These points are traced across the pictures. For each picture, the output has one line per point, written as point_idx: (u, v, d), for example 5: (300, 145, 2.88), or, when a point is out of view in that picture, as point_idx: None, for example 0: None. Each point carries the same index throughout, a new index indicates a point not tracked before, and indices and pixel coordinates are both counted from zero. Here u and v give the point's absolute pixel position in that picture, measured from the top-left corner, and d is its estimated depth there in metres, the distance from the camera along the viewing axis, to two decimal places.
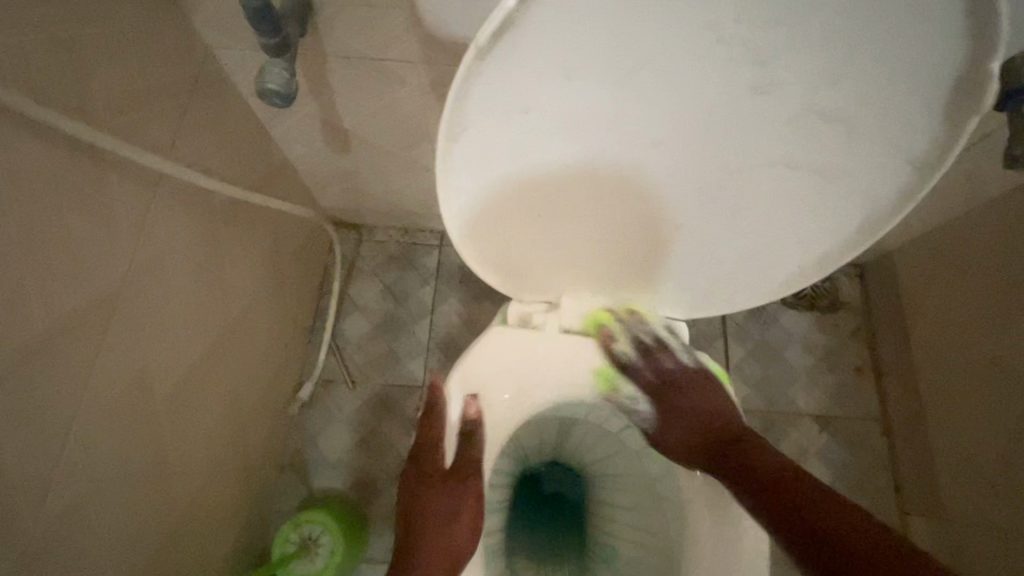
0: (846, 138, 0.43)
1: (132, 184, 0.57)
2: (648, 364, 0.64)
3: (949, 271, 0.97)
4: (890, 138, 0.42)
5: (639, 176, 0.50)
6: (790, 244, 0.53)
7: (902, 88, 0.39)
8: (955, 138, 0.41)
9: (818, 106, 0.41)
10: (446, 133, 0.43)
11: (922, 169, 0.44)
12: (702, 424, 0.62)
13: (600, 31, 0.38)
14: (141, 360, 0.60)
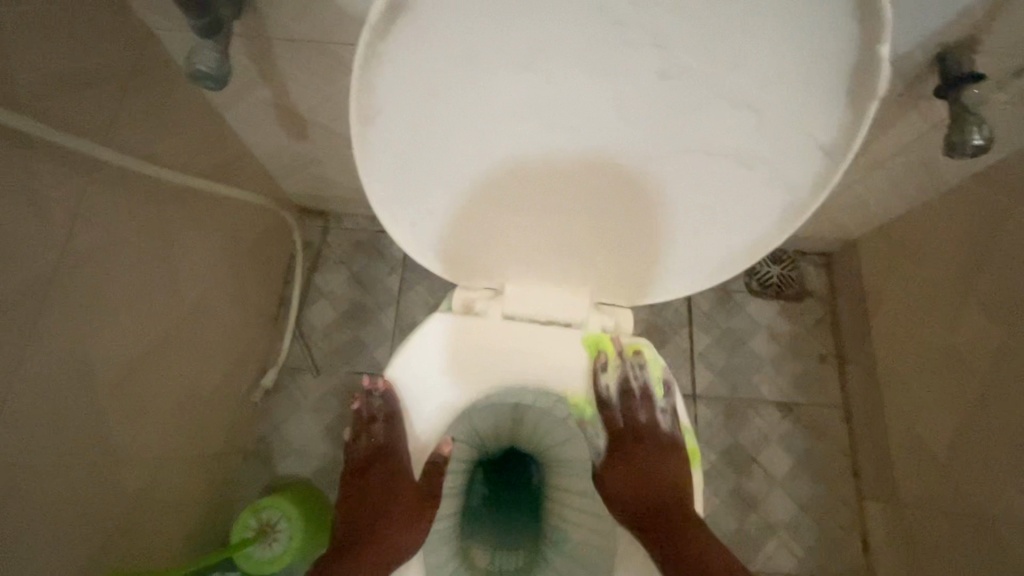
0: (754, 124, 0.43)
1: (70, 170, 0.57)
2: (629, 411, 0.66)
3: (911, 260, 0.97)
4: (797, 124, 0.43)
5: (564, 164, 0.50)
6: (722, 231, 0.53)
7: (798, 72, 0.40)
8: (857, 122, 0.41)
9: (723, 91, 0.42)
10: (357, 114, 0.43)
11: (835, 153, 0.44)
12: (655, 484, 0.64)
13: (497, 12, 0.39)
14: (84, 345, 0.61)
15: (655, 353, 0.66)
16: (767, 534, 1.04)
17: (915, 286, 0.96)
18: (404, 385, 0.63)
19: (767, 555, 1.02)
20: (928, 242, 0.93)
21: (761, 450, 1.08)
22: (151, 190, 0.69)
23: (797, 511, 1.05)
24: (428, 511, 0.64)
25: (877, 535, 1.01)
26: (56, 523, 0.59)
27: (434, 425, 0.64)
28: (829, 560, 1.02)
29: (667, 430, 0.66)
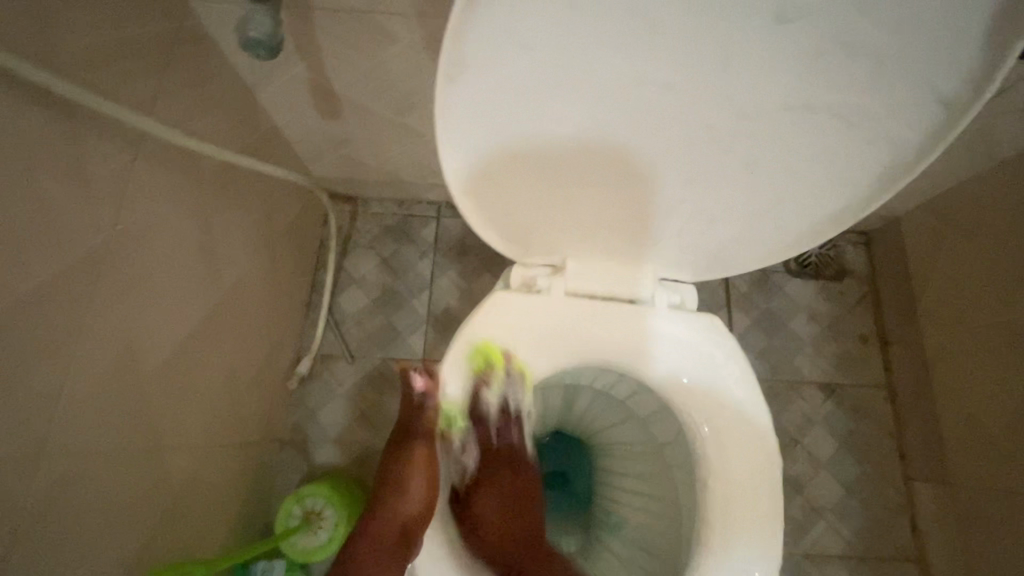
0: (874, 73, 0.40)
1: (112, 146, 0.54)
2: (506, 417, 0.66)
3: (961, 235, 0.94)
4: (921, 73, 0.39)
5: (645, 128, 0.47)
6: (807, 198, 0.51)
7: (939, 15, 0.36)
8: (992, 70, 0.38)
9: (845, 36, 0.38)
10: (444, 69, 0.41)
11: (952, 106, 0.41)
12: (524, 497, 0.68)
13: None
14: (130, 331, 0.59)
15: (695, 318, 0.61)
16: (814, 518, 1.02)
17: (966, 260, 0.93)
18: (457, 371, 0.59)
19: (814, 539, 1.01)
20: (981, 214, 0.90)
21: (805, 432, 1.06)
22: (188, 168, 0.66)
23: (844, 494, 1.03)
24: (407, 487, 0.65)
25: (926, 517, 0.99)
26: (107, 511, 0.58)
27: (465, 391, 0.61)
28: (877, 542, 1.00)
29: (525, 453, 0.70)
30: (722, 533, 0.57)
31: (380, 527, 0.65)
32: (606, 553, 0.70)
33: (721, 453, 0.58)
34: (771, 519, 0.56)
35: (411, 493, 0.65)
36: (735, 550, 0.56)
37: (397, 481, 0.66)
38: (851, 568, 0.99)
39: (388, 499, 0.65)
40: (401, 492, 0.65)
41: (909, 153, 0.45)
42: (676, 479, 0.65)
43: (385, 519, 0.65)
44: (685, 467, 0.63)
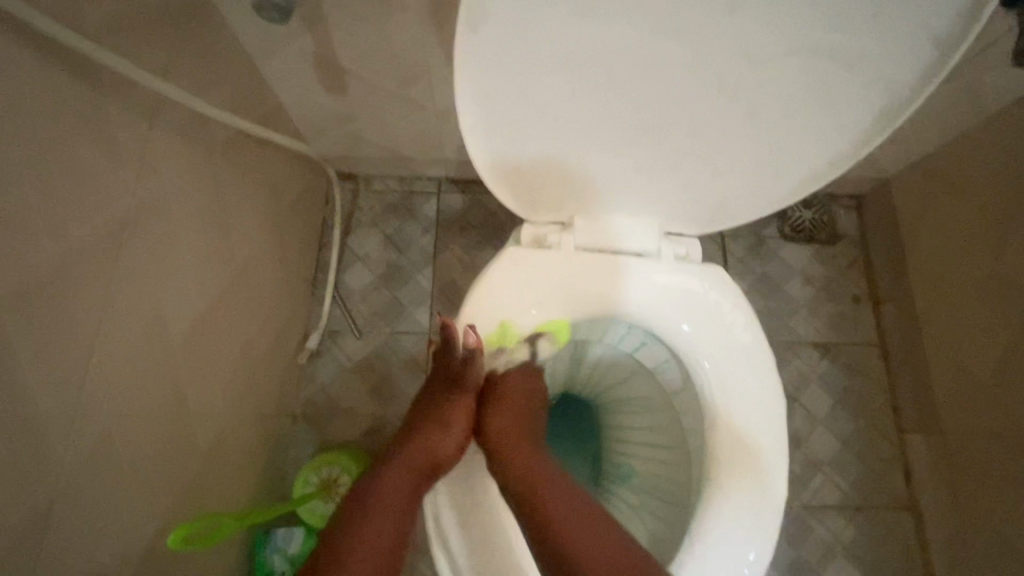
0: (873, 14, 0.42)
1: (131, 114, 0.55)
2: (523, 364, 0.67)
3: (951, 193, 0.97)
4: (918, 13, 0.41)
5: (654, 77, 0.48)
6: (808, 143, 0.53)
7: None
8: (983, 8, 0.40)
9: None
10: (467, 16, 0.43)
11: (945, 46, 0.43)
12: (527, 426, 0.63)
13: None
14: (155, 298, 0.60)
15: (709, 271, 0.63)
16: (812, 471, 1.05)
17: (955, 218, 0.96)
18: (485, 308, 0.61)
19: (813, 491, 1.04)
20: (970, 172, 0.93)
21: (803, 390, 1.10)
22: (201, 139, 0.67)
23: (841, 448, 1.07)
24: (449, 429, 0.61)
25: (919, 466, 1.03)
26: (139, 475, 0.59)
27: (492, 329, 0.61)
28: (873, 493, 1.04)
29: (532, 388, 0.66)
30: (732, 469, 0.60)
31: (408, 460, 0.59)
32: (620, 502, 0.73)
33: (730, 396, 0.61)
34: (777, 457, 0.59)
35: (451, 434, 0.61)
36: (744, 484, 0.59)
37: (438, 420, 0.62)
38: (849, 517, 1.03)
39: (426, 434, 0.60)
40: (444, 432, 0.61)
41: (907, 92, 0.47)
42: (687, 425, 0.68)
43: (418, 452, 0.59)
44: (694, 411, 0.66)
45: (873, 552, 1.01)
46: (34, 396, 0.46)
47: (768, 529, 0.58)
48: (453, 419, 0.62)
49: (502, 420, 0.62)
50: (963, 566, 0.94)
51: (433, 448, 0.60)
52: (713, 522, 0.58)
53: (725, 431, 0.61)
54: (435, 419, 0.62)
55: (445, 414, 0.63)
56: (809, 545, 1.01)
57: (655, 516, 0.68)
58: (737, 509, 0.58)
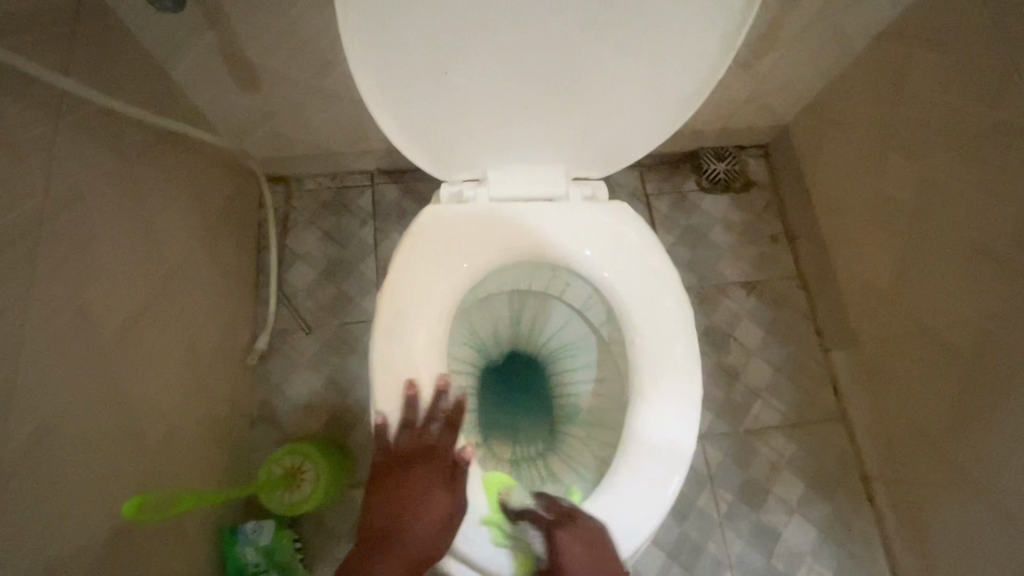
0: None
1: (35, 114, 0.56)
2: (543, 507, 0.61)
3: (838, 127, 1.07)
4: None
5: (523, 24, 0.53)
6: (669, 74, 0.58)
7: None
8: None
9: None
10: None
11: None
12: (589, 539, 0.57)
13: None
14: (80, 297, 0.61)
15: (611, 205, 0.69)
16: (752, 398, 1.13)
17: (844, 149, 1.07)
18: (413, 265, 0.65)
19: (755, 416, 1.12)
20: (849, 107, 1.04)
21: (735, 326, 1.18)
22: (111, 139, 0.68)
23: (776, 374, 1.15)
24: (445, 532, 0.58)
25: (844, 379, 1.13)
26: (83, 470, 0.60)
27: (422, 284, 0.65)
28: (810, 410, 1.13)
29: (559, 516, 0.59)
30: (654, 377, 0.66)
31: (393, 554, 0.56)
32: (570, 440, 0.79)
33: (643, 314, 0.67)
34: (691, 363, 0.66)
35: (442, 543, 0.57)
36: (665, 386, 0.65)
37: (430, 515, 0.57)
38: (790, 435, 1.11)
39: (420, 529, 0.57)
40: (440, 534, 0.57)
41: (739, 17, 0.53)
42: (615, 353, 0.75)
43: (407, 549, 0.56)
44: (618, 338, 0.73)
45: (815, 463, 1.10)
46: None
47: (691, 422, 0.64)
48: (450, 526, 0.58)
49: (560, 533, 0.57)
50: (891, 461, 1.03)
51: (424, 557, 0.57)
52: (642, 424, 0.65)
53: (643, 348, 0.67)
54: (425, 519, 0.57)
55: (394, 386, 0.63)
56: (757, 465, 1.09)
57: (600, 443, 0.74)
58: (662, 413, 0.65)
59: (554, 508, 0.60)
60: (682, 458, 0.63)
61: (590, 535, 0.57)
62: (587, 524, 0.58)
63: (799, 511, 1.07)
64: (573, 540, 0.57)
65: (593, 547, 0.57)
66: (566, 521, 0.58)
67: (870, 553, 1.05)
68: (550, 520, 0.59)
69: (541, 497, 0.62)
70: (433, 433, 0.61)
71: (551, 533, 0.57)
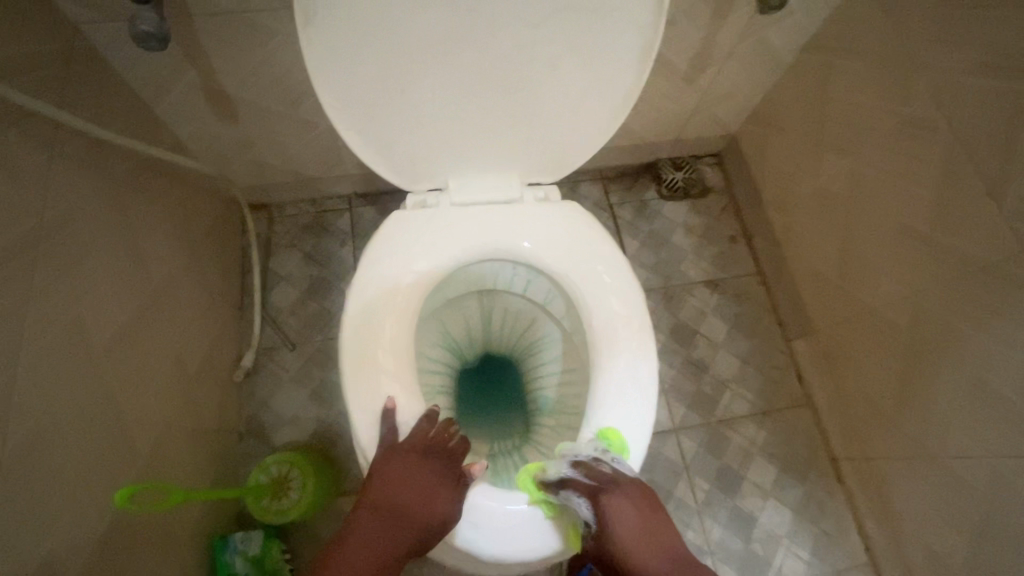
0: None
1: (35, 145, 0.63)
2: (582, 474, 0.62)
3: (779, 132, 1.17)
4: None
5: (464, 49, 0.61)
6: (599, 88, 0.66)
7: None
8: None
9: None
10: (304, 17, 0.55)
11: None
12: (635, 500, 0.61)
13: None
14: (75, 311, 0.66)
15: (562, 204, 0.76)
16: (722, 389, 1.19)
17: (786, 152, 1.16)
18: (383, 267, 0.72)
19: (726, 406, 1.17)
20: (786, 114, 1.13)
21: (701, 323, 1.25)
22: (101, 167, 0.75)
23: (742, 365, 1.21)
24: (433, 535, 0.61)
25: (806, 366, 1.19)
26: (76, 474, 0.64)
27: (391, 283, 0.71)
28: (777, 398, 1.19)
29: (603, 481, 0.62)
30: (610, 358, 0.71)
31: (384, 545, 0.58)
32: (543, 430, 0.83)
33: (596, 301, 0.73)
34: (643, 344, 0.72)
35: (430, 543, 0.60)
36: (622, 361, 0.71)
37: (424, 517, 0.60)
38: (760, 422, 1.16)
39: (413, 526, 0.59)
40: (429, 536, 0.60)
41: (648, 34, 0.61)
42: (577, 342, 0.80)
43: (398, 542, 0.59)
44: (578, 327, 0.79)
45: (785, 448, 1.15)
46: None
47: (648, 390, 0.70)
48: (442, 528, 0.61)
49: (610, 498, 0.60)
50: (854, 439, 1.09)
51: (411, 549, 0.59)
52: (604, 394, 0.70)
53: (599, 331, 0.73)
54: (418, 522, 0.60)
55: (372, 374, 0.68)
56: (729, 453, 1.14)
57: (569, 428, 0.79)
58: (620, 389, 0.70)
59: (595, 474, 0.62)
60: (643, 420, 0.69)
61: (634, 495, 0.61)
62: (631, 486, 0.61)
63: (773, 496, 1.11)
64: (620, 503, 0.60)
65: (640, 504, 0.61)
66: (611, 486, 0.61)
67: (844, 531, 1.09)
68: (597, 487, 0.61)
69: (577, 464, 0.64)
70: (453, 437, 0.67)
71: (599, 500, 0.60)
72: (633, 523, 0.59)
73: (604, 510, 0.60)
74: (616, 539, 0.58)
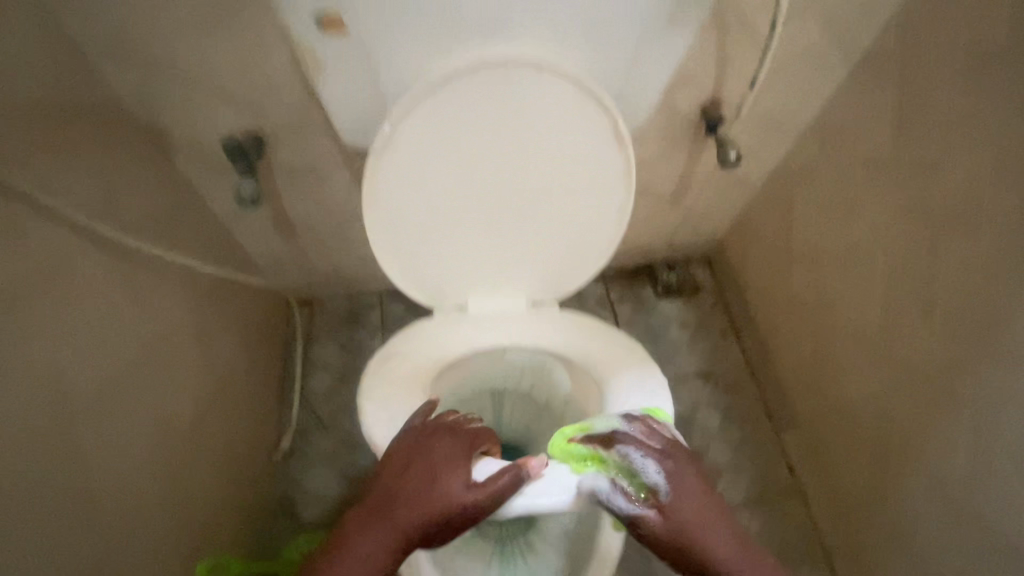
0: (581, 161, 0.73)
1: (152, 278, 0.83)
2: (637, 429, 0.74)
3: (757, 244, 1.34)
4: (602, 158, 0.73)
5: (485, 212, 0.77)
6: (590, 236, 0.81)
7: (594, 134, 0.71)
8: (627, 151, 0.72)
9: (559, 150, 0.72)
10: (368, 202, 0.73)
11: (625, 171, 0.74)
12: (682, 454, 0.74)
13: (432, 135, 0.69)
14: (167, 407, 0.83)
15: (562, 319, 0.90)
16: (716, 478, 1.27)
17: (763, 262, 1.33)
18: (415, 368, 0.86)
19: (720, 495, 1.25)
20: (761, 230, 1.31)
21: (696, 412, 1.35)
22: (192, 286, 0.94)
23: (735, 454, 1.30)
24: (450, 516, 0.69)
25: (795, 457, 1.28)
26: (152, 549, 0.77)
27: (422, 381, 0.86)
28: (769, 488, 1.26)
29: (657, 436, 0.74)
30: None
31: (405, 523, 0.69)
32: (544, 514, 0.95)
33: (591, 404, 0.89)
34: None
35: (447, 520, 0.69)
36: None
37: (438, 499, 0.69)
38: (753, 512, 1.23)
39: (433, 505, 0.69)
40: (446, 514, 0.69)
41: (625, 199, 0.77)
42: None
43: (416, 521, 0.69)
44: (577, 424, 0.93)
45: (778, 538, 1.21)
46: (85, 465, 0.66)
47: None
48: (458, 508, 0.69)
49: (666, 450, 0.73)
50: (842, 532, 1.15)
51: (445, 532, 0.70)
52: None
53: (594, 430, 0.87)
54: (435, 502, 0.69)
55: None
56: None
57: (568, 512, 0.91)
58: None
59: (647, 430, 0.74)
60: None
61: (678, 451, 0.74)
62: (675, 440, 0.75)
63: None
64: (672, 457, 0.73)
65: (683, 458, 0.73)
66: (662, 440, 0.73)
67: None
68: (651, 439, 0.73)
69: (631, 421, 0.74)
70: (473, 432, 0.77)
71: (655, 450, 0.72)
72: (681, 473, 0.72)
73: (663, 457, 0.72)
74: (671, 484, 0.71)
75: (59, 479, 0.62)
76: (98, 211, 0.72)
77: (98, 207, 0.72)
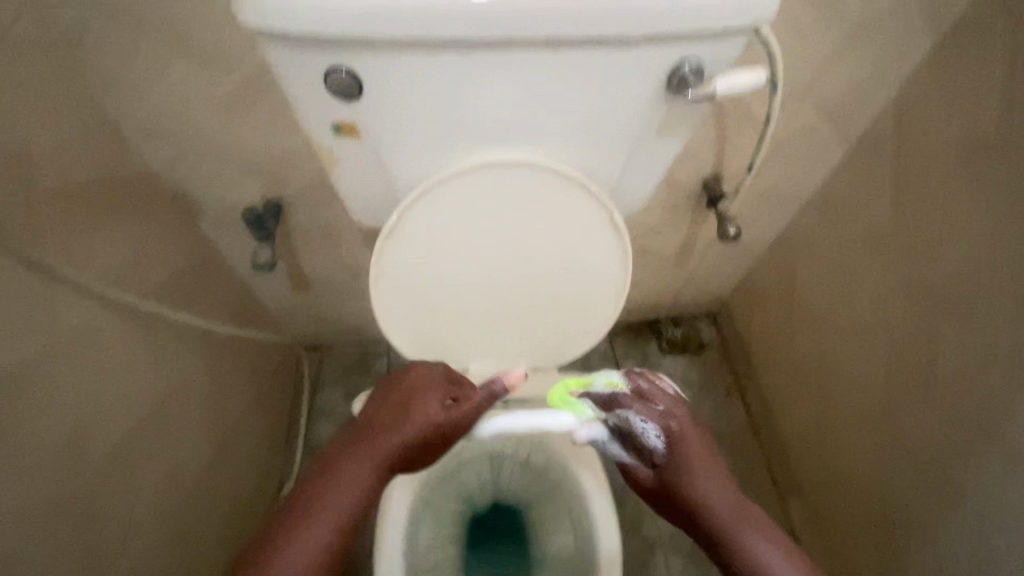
0: (579, 238, 0.77)
1: (168, 337, 0.87)
2: (637, 389, 0.74)
3: (762, 307, 1.34)
4: (599, 236, 0.76)
5: (488, 284, 0.80)
6: (590, 309, 0.83)
7: (590, 215, 0.75)
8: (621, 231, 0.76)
9: (557, 229, 0.76)
10: (376, 279, 0.76)
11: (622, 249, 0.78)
12: (687, 418, 0.74)
13: (438, 217, 0.73)
14: (169, 464, 0.86)
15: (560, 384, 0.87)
16: None
17: (768, 325, 1.33)
18: None
19: None
20: (766, 293, 1.32)
21: None
22: (206, 341, 0.98)
23: None
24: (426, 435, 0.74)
25: (800, 527, 1.24)
26: None
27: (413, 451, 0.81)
28: None
29: (658, 398, 0.74)
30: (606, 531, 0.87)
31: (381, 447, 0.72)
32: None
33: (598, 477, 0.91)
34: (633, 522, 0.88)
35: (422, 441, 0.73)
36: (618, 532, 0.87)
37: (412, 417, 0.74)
38: None
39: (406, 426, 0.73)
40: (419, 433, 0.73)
41: (622, 274, 0.80)
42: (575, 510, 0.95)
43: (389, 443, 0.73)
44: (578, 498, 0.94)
45: None
46: (83, 527, 0.69)
47: None
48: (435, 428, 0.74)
49: (667, 409, 0.73)
50: None
51: (428, 451, 0.75)
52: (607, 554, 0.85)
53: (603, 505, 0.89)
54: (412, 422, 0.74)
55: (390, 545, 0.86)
56: None
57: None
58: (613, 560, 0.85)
59: (648, 391, 0.74)
60: None
61: (680, 409, 0.74)
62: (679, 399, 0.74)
63: None
64: (675, 422, 0.73)
65: (687, 419, 0.73)
66: (663, 400, 0.73)
67: None
68: (653, 403, 0.73)
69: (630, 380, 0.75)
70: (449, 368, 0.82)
71: (655, 412, 0.72)
72: (682, 434, 0.72)
73: (663, 421, 0.72)
74: (671, 446, 0.72)
75: (59, 543, 0.65)
76: (123, 280, 0.78)
77: (123, 276, 0.78)
